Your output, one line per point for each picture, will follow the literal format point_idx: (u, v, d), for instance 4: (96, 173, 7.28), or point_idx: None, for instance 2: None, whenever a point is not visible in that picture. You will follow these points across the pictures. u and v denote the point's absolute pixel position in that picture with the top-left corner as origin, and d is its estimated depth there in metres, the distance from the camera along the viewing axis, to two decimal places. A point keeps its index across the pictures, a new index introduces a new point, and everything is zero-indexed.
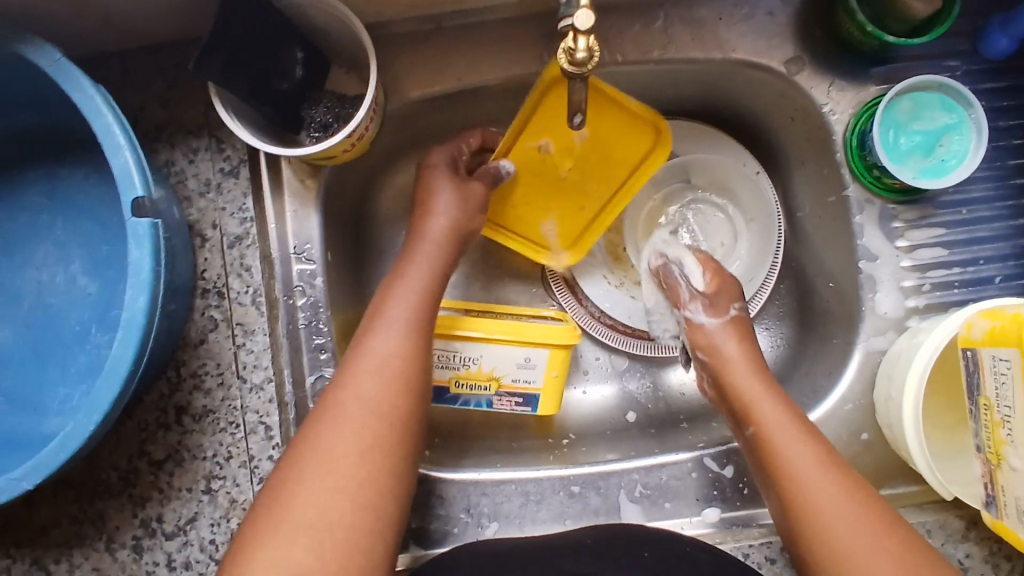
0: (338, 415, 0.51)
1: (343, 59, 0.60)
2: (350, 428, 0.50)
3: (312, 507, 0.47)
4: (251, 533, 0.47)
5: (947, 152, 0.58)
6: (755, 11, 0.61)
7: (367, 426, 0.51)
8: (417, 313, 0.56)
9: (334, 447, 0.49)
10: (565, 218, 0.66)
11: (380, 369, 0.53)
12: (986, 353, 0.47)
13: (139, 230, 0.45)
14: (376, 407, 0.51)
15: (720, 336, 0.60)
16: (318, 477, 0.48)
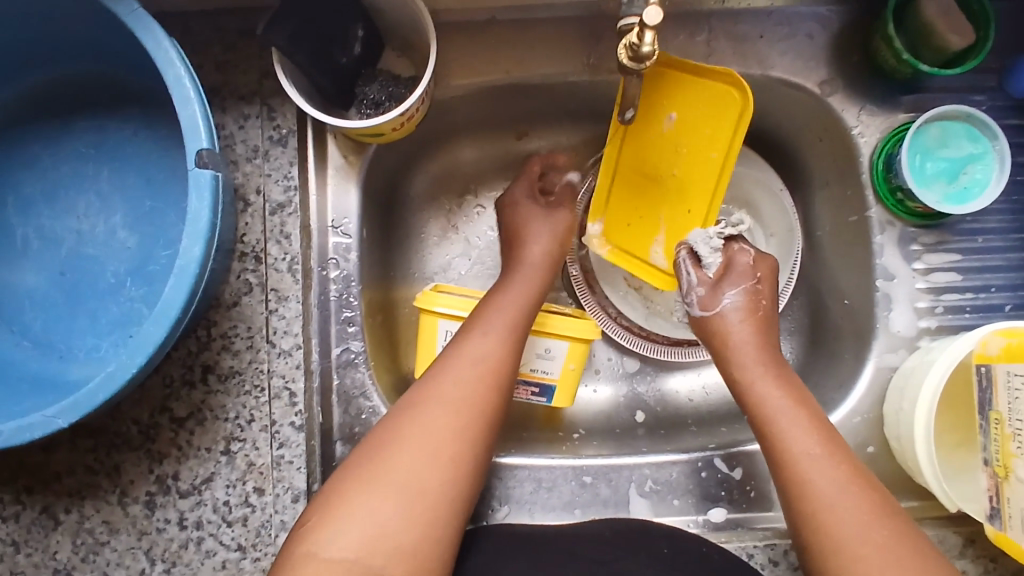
0: (436, 398, 0.54)
1: (398, 42, 0.62)
2: (446, 413, 0.53)
3: (402, 477, 0.50)
4: (348, 486, 0.50)
5: (970, 179, 0.61)
6: (795, 32, 0.64)
7: (460, 415, 0.53)
8: (515, 321, 0.59)
9: (429, 428, 0.52)
10: (673, 225, 0.65)
11: (479, 364, 0.56)
12: (1002, 368, 0.55)
13: (202, 180, 0.47)
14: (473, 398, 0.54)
15: (732, 314, 0.62)
16: (411, 456, 0.51)
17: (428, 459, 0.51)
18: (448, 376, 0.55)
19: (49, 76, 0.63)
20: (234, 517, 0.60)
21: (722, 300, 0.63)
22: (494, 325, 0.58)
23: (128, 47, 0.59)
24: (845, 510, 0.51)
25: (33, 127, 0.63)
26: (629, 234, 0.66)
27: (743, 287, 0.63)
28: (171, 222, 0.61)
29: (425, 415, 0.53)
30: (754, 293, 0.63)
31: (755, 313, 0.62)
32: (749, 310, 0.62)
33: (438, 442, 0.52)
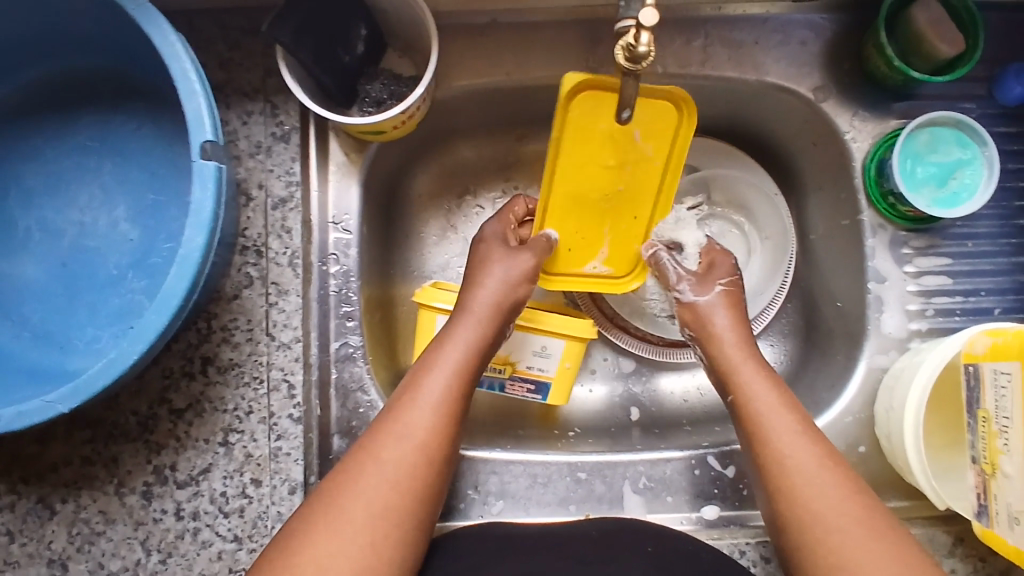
0: (392, 435, 0.54)
1: (402, 42, 0.64)
2: (402, 450, 0.53)
3: (359, 513, 0.50)
4: (316, 498, 0.51)
5: (960, 184, 0.62)
6: (789, 38, 0.65)
7: (417, 450, 0.54)
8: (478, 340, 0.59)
9: (392, 459, 0.53)
10: (616, 235, 0.65)
11: (432, 400, 0.56)
12: (988, 366, 0.54)
13: (205, 171, 0.48)
14: (428, 434, 0.54)
15: (719, 320, 0.61)
16: (374, 477, 0.52)
17: (384, 496, 0.51)
18: (403, 413, 0.55)
19: (55, 70, 0.64)
20: (231, 508, 0.60)
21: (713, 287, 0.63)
22: (447, 358, 0.58)
23: (134, 43, 0.60)
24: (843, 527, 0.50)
25: (38, 120, 0.64)
26: (572, 257, 0.66)
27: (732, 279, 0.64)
28: (173, 217, 0.62)
29: (382, 452, 0.53)
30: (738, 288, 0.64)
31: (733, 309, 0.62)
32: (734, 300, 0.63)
33: (394, 478, 0.52)
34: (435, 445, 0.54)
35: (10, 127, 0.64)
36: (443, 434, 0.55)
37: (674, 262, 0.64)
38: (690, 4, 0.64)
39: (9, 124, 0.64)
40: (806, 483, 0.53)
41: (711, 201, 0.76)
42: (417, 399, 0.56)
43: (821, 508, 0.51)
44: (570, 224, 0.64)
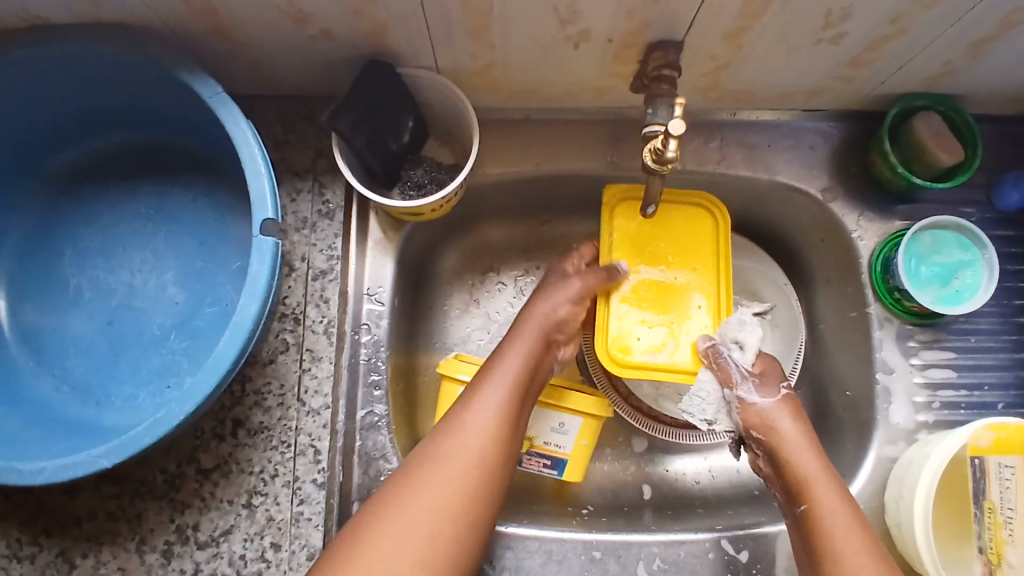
0: (437, 464, 0.55)
1: (444, 132, 0.69)
2: (447, 478, 0.55)
3: (403, 546, 0.52)
4: (351, 534, 0.53)
5: (962, 284, 0.66)
6: (799, 143, 0.71)
7: (461, 484, 0.55)
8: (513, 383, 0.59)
9: (430, 496, 0.54)
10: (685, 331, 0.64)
11: (471, 444, 0.56)
12: (994, 459, 0.60)
13: (264, 245, 0.52)
14: (476, 461, 0.56)
15: (780, 419, 0.62)
16: (414, 514, 0.53)
17: (427, 525, 0.53)
18: (456, 434, 0.56)
19: (121, 142, 0.70)
20: (249, 572, 0.61)
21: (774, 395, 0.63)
22: (490, 395, 0.58)
23: (200, 123, 0.66)
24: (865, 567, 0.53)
25: (100, 187, 0.69)
26: (630, 346, 0.62)
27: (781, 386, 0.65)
28: (220, 282, 0.65)
29: (429, 480, 0.54)
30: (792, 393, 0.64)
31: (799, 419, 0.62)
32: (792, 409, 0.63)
33: (445, 502, 0.54)
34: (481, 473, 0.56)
35: (73, 191, 0.69)
36: (487, 468, 0.56)
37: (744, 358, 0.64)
38: (708, 109, 0.70)
39: (72, 188, 0.69)
40: (833, 529, 0.55)
41: None
42: (466, 422, 0.57)
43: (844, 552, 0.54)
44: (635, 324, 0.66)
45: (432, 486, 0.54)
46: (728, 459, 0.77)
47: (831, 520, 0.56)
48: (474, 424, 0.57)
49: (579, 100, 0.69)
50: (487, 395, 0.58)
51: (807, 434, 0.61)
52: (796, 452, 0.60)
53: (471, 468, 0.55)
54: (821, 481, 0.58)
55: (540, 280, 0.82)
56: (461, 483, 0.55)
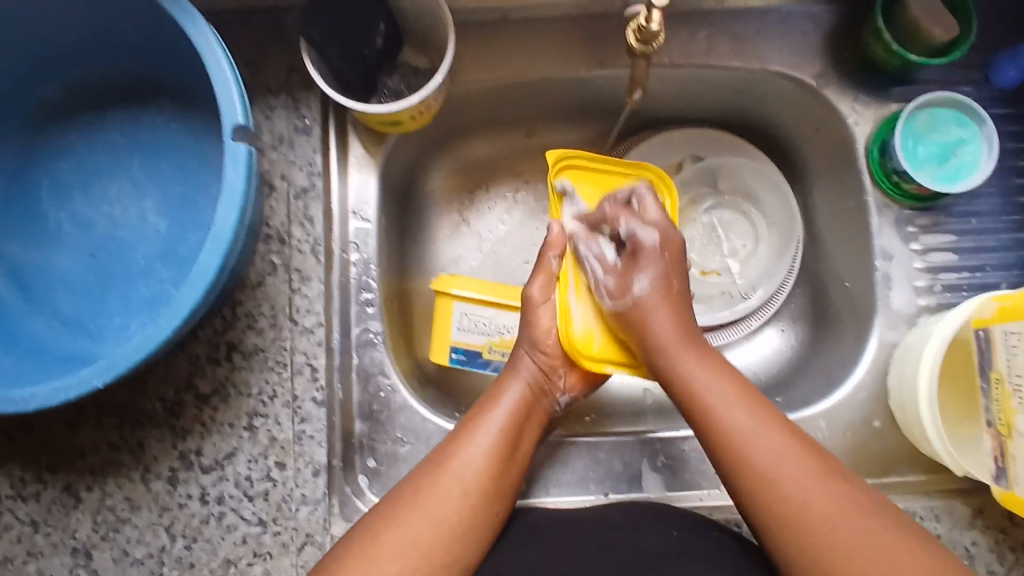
0: (443, 479, 0.55)
1: (419, 38, 0.66)
2: (449, 495, 0.54)
3: (401, 551, 0.51)
4: (372, 522, 0.53)
5: (961, 161, 0.64)
6: (790, 28, 0.68)
7: (461, 503, 0.54)
8: (514, 416, 0.59)
9: (442, 505, 0.54)
10: None
11: (472, 469, 0.55)
12: (998, 329, 0.56)
13: (238, 153, 0.51)
14: (479, 485, 0.55)
15: (642, 287, 0.59)
16: (424, 519, 0.53)
17: (427, 539, 0.52)
18: (459, 455, 0.56)
19: (83, 69, 0.67)
20: (256, 491, 0.61)
21: (632, 288, 0.59)
22: (493, 420, 0.58)
23: (162, 41, 0.63)
24: (812, 496, 0.51)
25: (67, 117, 0.67)
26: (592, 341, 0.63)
27: (653, 270, 0.59)
28: (202, 207, 0.64)
29: (430, 496, 0.54)
30: (665, 275, 0.59)
31: (670, 294, 0.59)
32: (661, 293, 0.59)
33: (443, 517, 0.53)
34: (481, 500, 0.55)
35: (38, 124, 0.66)
36: (489, 490, 0.56)
37: (595, 251, 0.62)
38: None
39: (37, 120, 0.67)
40: (782, 471, 0.52)
41: (718, 191, 0.78)
42: (471, 446, 0.57)
43: (770, 464, 0.52)
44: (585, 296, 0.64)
45: (440, 500, 0.54)
46: (728, 363, 0.75)
47: (743, 425, 0.54)
48: (483, 445, 0.57)
49: None
50: (486, 426, 0.58)
51: (679, 321, 0.58)
52: (676, 354, 0.57)
53: (473, 491, 0.55)
54: (720, 392, 0.56)
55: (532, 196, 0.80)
56: (465, 505, 0.54)
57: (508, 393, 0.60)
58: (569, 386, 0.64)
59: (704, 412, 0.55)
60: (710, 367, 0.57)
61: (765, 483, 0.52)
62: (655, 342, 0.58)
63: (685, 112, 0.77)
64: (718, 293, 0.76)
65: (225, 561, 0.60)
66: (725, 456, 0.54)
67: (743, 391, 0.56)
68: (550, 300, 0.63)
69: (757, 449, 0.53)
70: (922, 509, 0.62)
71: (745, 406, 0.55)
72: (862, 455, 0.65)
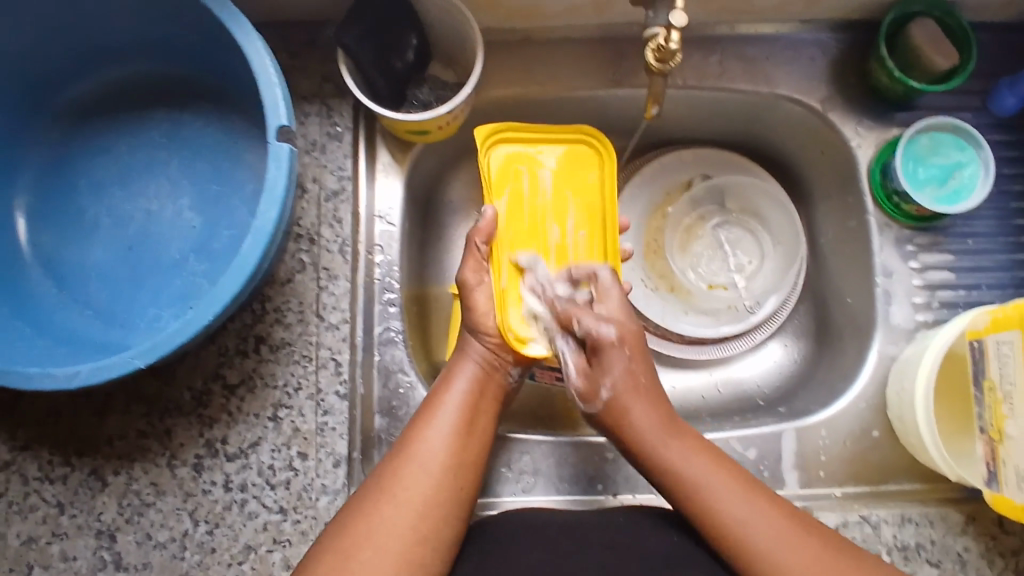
0: (404, 468, 0.55)
1: (449, 54, 0.70)
2: (415, 482, 0.55)
3: (377, 542, 0.52)
4: (348, 513, 0.54)
5: (959, 184, 0.68)
6: (798, 55, 0.72)
7: (421, 491, 0.55)
8: (463, 409, 0.59)
9: (410, 498, 0.54)
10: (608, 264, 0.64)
11: (429, 462, 0.56)
12: (991, 339, 0.58)
13: (280, 152, 0.55)
14: (439, 470, 0.56)
15: (608, 391, 0.59)
16: (390, 509, 0.53)
17: (399, 527, 0.53)
18: (422, 434, 0.58)
19: (129, 73, 0.71)
20: (278, 480, 0.63)
21: (601, 393, 0.60)
22: (444, 412, 0.59)
23: (208, 50, 0.67)
24: (782, 550, 0.53)
25: (112, 118, 0.70)
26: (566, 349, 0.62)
27: (616, 301, 0.61)
28: (236, 206, 0.67)
29: (395, 486, 0.55)
30: (632, 372, 0.60)
31: (637, 385, 0.60)
32: (625, 316, 0.61)
33: (408, 506, 0.54)
34: (442, 487, 0.55)
35: (86, 123, 0.70)
36: (449, 479, 0.56)
37: (567, 347, 0.60)
38: (707, 23, 0.71)
39: (85, 121, 0.70)
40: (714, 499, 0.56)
41: (726, 209, 0.81)
42: (428, 432, 0.58)
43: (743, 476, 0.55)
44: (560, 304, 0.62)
45: (404, 492, 0.54)
46: (735, 374, 0.78)
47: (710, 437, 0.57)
48: (438, 424, 0.58)
49: (580, 17, 0.70)
50: (440, 420, 0.59)
51: (641, 336, 0.61)
52: (642, 360, 0.60)
53: (438, 473, 0.56)
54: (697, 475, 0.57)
55: None
56: (431, 488, 0.55)
57: (456, 384, 0.61)
58: (515, 364, 0.64)
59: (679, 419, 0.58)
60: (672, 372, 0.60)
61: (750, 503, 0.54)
62: (631, 431, 0.59)
63: (694, 132, 0.81)
64: (725, 307, 0.78)
65: (245, 547, 0.62)
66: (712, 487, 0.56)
67: (671, 421, 0.60)
68: (485, 281, 0.63)
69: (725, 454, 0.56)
70: (918, 515, 0.64)
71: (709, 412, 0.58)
72: (861, 463, 0.67)
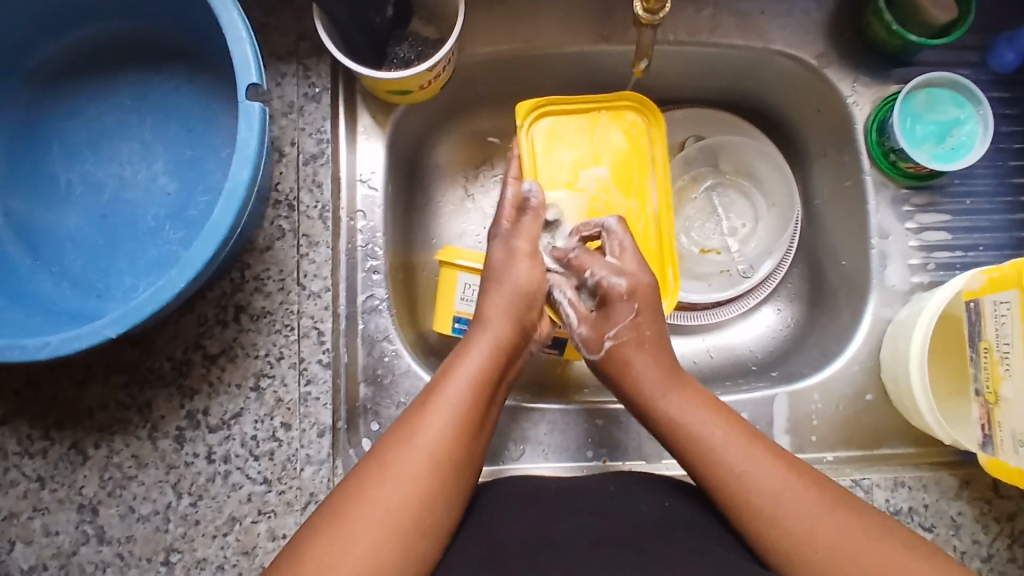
0: (426, 419, 0.52)
1: (427, 11, 0.68)
2: (435, 432, 0.51)
3: (390, 492, 0.48)
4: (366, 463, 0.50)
5: (957, 141, 0.66)
6: (794, 9, 0.69)
7: (441, 443, 0.51)
8: (489, 363, 0.57)
9: (430, 445, 0.51)
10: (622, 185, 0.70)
11: (452, 412, 0.53)
12: (989, 299, 0.56)
13: (251, 112, 0.52)
14: (462, 420, 0.52)
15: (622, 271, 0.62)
16: (410, 459, 0.50)
17: (417, 478, 0.49)
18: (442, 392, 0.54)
19: (95, 31, 0.68)
20: (261, 451, 0.62)
21: (620, 273, 0.62)
22: (469, 363, 0.56)
23: (176, 5, 0.64)
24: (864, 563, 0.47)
25: (80, 78, 0.67)
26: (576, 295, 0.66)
27: (626, 279, 0.61)
28: (211, 170, 0.65)
29: (417, 435, 0.51)
30: (644, 276, 0.62)
31: (648, 295, 0.61)
32: (634, 292, 0.61)
33: (430, 457, 0.50)
34: (462, 440, 0.52)
35: (52, 85, 0.67)
36: (469, 436, 0.53)
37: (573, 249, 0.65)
38: None
39: (50, 82, 0.67)
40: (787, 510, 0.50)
41: (720, 170, 0.79)
42: (452, 385, 0.54)
43: (802, 531, 0.49)
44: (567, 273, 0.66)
45: (424, 442, 0.51)
46: (728, 339, 0.77)
47: (737, 465, 0.52)
48: (453, 391, 0.54)
49: None
50: (464, 370, 0.56)
51: (659, 368, 0.59)
52: (653, 392, 0.58)
53: (460, 428, 0.52)
54: (752, 472, 0.51)
55: None
56: (434, 463, 0.50)
57: (483, 338, 0.58)
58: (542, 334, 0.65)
59: (702, 462, 0.53)
60: (683, 382, 0.58)
61: (763, 510, 0.50)
62: (637, 394, 0.58)
63: (686, 90, 0.78)
64: (717, 271, 0.76)
65: (229, 519, 0.61)
66: (728, 502, 0.52)
67: (733, 428, 0.54)
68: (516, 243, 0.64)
69: (765, 501, 0.50)
70: (910, 479, 0.63)
71: (703, 415, 0.55)
72: (854, 428, 0.67)
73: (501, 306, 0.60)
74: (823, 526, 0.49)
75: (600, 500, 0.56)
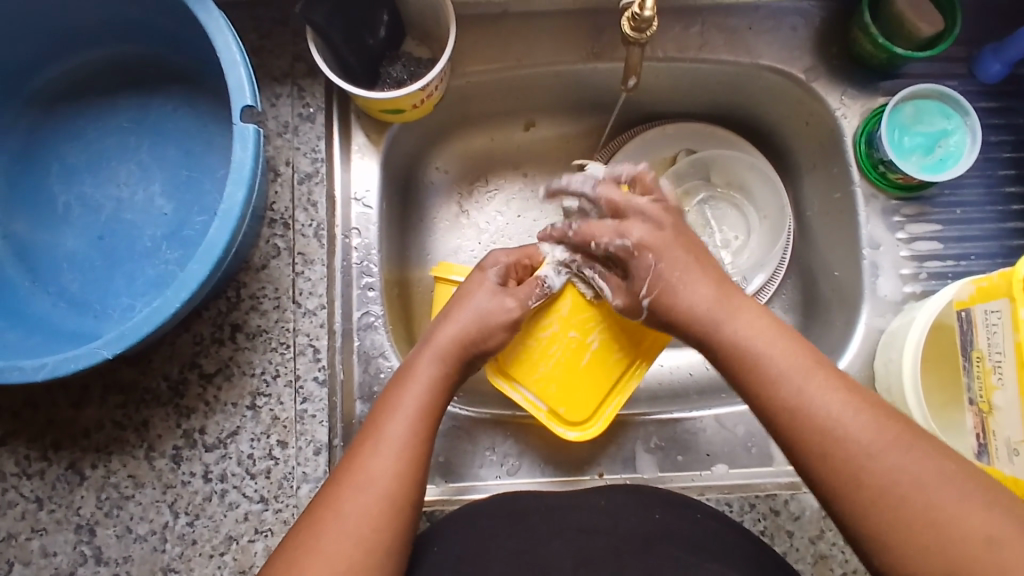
0: (374, 452, 0.50)
1: (418, 32, 0.69)
2: (384, 467, 0.49)
3: (341, 530, 0.47)
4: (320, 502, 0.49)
5: (945, 151, 0.67)
6: (780, 24, 0.70)
7: (391, 477, 0.49)
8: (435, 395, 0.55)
9: (380, 478, 0.49)
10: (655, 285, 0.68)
11: (399, 445, 0.51)
12: (979, 308, 0.56)
13: (246, 133, 0.53)
14: (410, 450, 0.51)
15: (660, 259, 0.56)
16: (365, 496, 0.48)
17: (371, 513, 0.48)
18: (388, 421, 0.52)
19: (94, 56, 0.69)
20: (258, 469, 0.62)
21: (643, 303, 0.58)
22: (413, 394, 0.54)
23: (174, 29, 0.65)
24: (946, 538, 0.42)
25: (80, 101, 0.68)
26: (520, 370, 0.65)
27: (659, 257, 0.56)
28: (208, 189, 0.66)
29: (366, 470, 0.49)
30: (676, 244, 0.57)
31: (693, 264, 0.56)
32: (689, 259, 0.56)
33: (380, 491, 0.49)
34: (411, 470, 0.50)
35: (51, 109, 0.68)
36: (418, 465, 0.51)
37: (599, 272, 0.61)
38: None
39: (50, 106, 0.68)
40: (867, 461, 0.45)
41: (712, 184, 0.80)
42: (400, 415, 0.52)
43: (890, 492, 0.44)
44: (539, 352, 0.65)
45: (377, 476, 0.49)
46: None
47: (820, 411, 0.47)
48: (398, 425, 0.52)
49: None
50: (410, 401, 0.54)
51: (714, 291, 0.55)
52: (723, 323, 0.53)
53: (408, 458, 0.50)
54: (830, 415, 0.47)
55: (529, 189, 0.82)
56: (383, 504, 0.48)
57: (427, 367, 0.56)
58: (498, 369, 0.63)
59: (779, 409, 0.49)
60: (786, 346, 0.51)
61: (848, 463, 0.46)
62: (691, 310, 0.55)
63: (678, 105, 0.79)
64: None
65: (226, 538, 0.61)
66: (820, 463, 0.47)
67: (804, 359, 0.50)
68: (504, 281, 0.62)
69: (842, 445, 0.46)
70: None
71: (804, 374, 0.49)
72: None
73: (447, 334, 0.58)
74: (915, 515, 0.43)
75: (595, 513, 0.56)
